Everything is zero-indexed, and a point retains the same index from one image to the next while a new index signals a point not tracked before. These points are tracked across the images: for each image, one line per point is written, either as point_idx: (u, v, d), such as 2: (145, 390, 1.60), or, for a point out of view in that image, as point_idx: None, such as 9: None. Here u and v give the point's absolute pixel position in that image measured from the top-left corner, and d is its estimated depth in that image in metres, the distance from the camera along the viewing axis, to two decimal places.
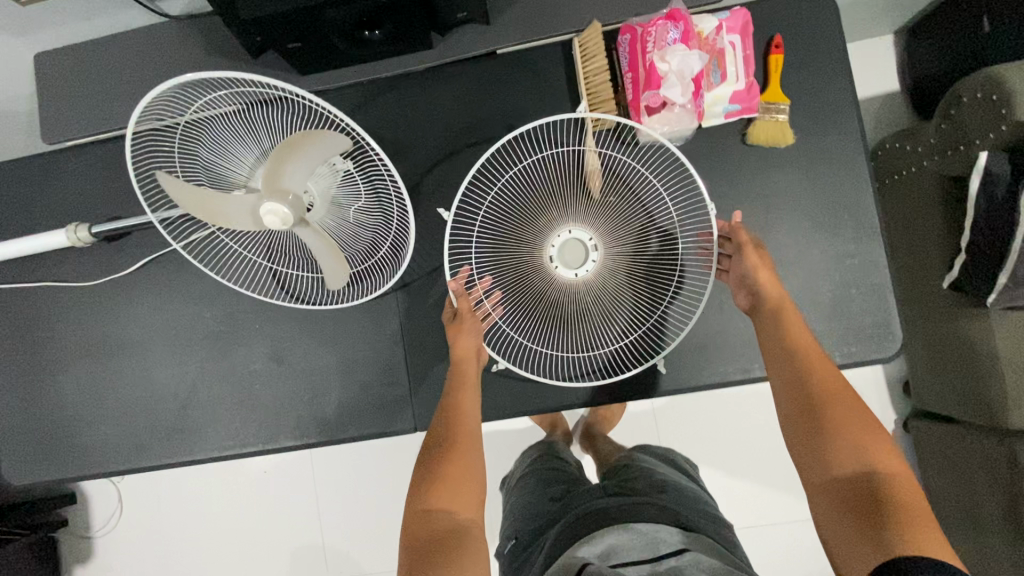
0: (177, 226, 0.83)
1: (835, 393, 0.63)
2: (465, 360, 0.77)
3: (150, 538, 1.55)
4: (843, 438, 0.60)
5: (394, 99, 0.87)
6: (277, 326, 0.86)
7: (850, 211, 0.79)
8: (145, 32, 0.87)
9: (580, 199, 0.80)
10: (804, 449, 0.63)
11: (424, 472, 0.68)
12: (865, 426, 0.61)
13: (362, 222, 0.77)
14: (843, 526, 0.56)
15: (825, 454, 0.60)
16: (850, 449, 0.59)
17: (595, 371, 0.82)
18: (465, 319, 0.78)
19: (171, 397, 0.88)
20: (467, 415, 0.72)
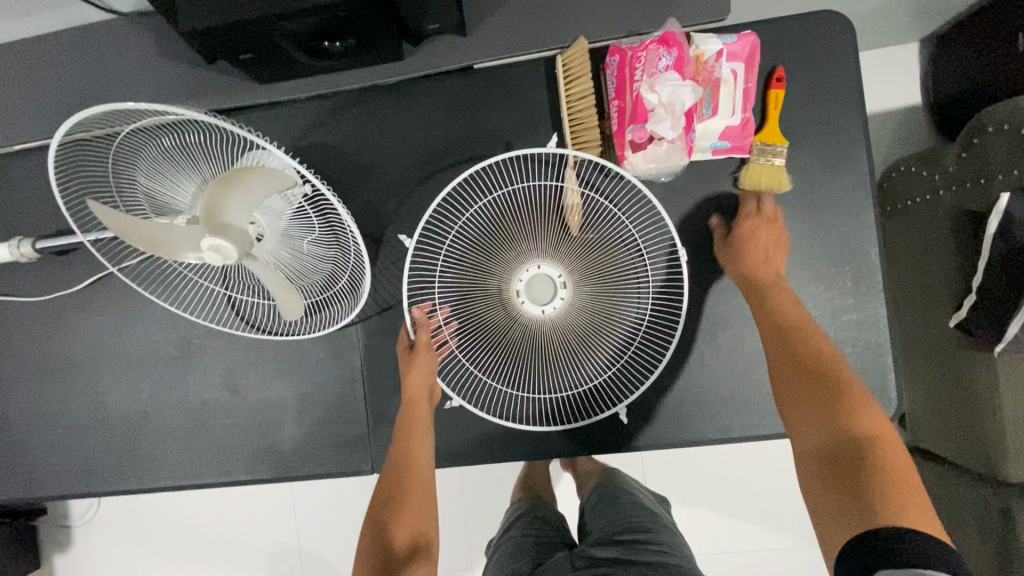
0: (112, 249, 0.77)
1: (828, 370, 0.61)
2: (414, 403, 0.72)
3: (118, 538, 1.36)
4: (833, 407, 0.58)
5: (361, 113, 0.80)
6: (231, 354, 0.81)
7: (851, 261, 0.72)
8: (94, 30, 0.80)
9: (549, 229, 0.73)
10: (794, 420, 0.60)
11: (379, 531, 0.66)
12: (858, 400, 0.58)
13: (316, 252, 0.71)
14: (824, 494, 0.53)
15: (814, 425, 0.58)
16: (833, 422, 0.56)
17: (558, 416, 0.76)
18: (419, 354, 0.73)
19: (121, 422, 0.83)
20: (419, 461, 0.69)
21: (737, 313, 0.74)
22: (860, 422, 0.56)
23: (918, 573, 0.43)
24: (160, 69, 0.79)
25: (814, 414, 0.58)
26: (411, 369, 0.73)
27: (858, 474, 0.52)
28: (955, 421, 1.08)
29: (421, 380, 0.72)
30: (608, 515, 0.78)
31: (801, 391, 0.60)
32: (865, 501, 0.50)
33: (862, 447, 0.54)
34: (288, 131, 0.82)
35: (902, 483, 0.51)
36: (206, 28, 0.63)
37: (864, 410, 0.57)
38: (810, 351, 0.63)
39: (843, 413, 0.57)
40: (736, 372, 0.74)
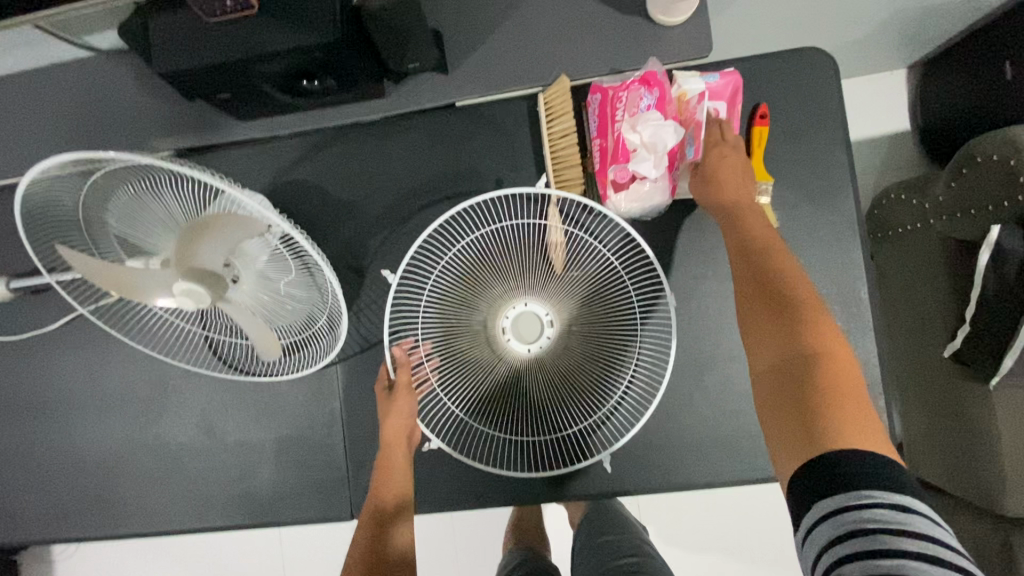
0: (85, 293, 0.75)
1: (789, 285, 0.53)
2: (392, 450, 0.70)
3: None
4: (791, 325, 0.51)
5: (342, 150, 0.79)
6: (208, 396, 0.79)
7: (840, 298, 0.71)
8: (73, 67, 0.80)
9: (535, 268, 0.72)
10: (752, 340, 0.54)
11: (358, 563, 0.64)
12: (820, 314, 0.51)
13: (293, 293, 0.69)
14: (773, 417, 0.49)
15: (770, 343, 0.51)
16: (794, 338, 0.50)
17: (543, 462, 0.73)
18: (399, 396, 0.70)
19: (94, 466, 0.81)
20: (396, 491, 0.69)
21: (724, 353, 0.72)
22: (818, 335, 0.50)
23: (854, 494, 0.40)
24: (139, 106, 0.79)
25: (771, 330, 0.52)
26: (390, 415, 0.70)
27: (809, 399, 0.47)
28: (954, 455, 1.06)
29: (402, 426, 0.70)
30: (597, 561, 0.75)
31: (760, 309, 0.54)
32: (812, 426, 0.45)
33: (816, 367, 0.48)
34: (268, 168, 0.80)
35: (858, 406, 0.46)
36: (180, 70, 0.62)
37: (825, 330, 0.50)
38: (771, 265, 0.56)
39: (800, 330, 0.50)
40: (725, 413, 0.72)
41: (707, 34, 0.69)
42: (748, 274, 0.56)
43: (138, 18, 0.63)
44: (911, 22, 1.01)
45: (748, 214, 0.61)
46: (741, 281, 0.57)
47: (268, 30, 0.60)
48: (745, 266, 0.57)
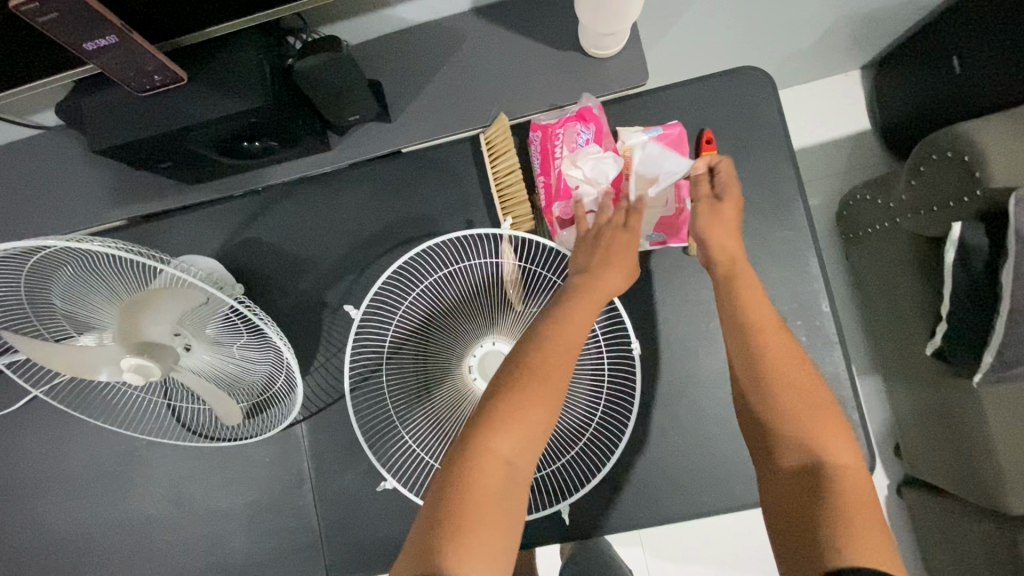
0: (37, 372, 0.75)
1: (795, 397, 0.54)
2: (509, 441, 0.50)
3: None
4: (801, 426, 0.53)
5: (293, 204, 0.79)
6: (174, 466, 0.77)
7: (802, 314, 0.70)
8: (20, 146, 0.80)
9: (496, 306, 0.71)
10: (761, 428, 0.55)
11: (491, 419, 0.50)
12: (830, 417, 0.53)
13: (248, 355, 0.68)
14: (786, 523, 0.49)
15: (785, 442, 0.53)
16: (805, 442, 0.52)
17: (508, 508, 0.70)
18: (547, 384, 0.52)
19: (62, 547, 0.79)
20: (550, 378, 0.52)
21: (691, 379, 0.71)
22: (829, 445, 0.52)
23: None
24: (89, 178, 0.79)
25: (782, 427, 0.54)
26: (530, 402, 0.51)
27: (818, 507, 0.48)
28: (954, 454, 1.03)
29: (543, 422, 0.51)
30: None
31: (768, 420, 0.54)
32: (815, 538, 0.46)
33: (829, 476, 0.49)
34: (219, 229, 0.80)
35: (870, 524, 0.46)
36: (111, 146, 0.62)
37: (834, 432, 0.52)
38: (775, 368, 0.55)
39: (809, 430, 0.52)
40: (699, 441, 0.70)
41: (641, 64, 0.70)
42: (749, 360, 0.57)
43: (72, 98, 0.64)
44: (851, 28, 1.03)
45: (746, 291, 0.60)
46: (740, 361, 0.58)
47: (196, 100, 0.61)
48: (746, 365, 0.57)
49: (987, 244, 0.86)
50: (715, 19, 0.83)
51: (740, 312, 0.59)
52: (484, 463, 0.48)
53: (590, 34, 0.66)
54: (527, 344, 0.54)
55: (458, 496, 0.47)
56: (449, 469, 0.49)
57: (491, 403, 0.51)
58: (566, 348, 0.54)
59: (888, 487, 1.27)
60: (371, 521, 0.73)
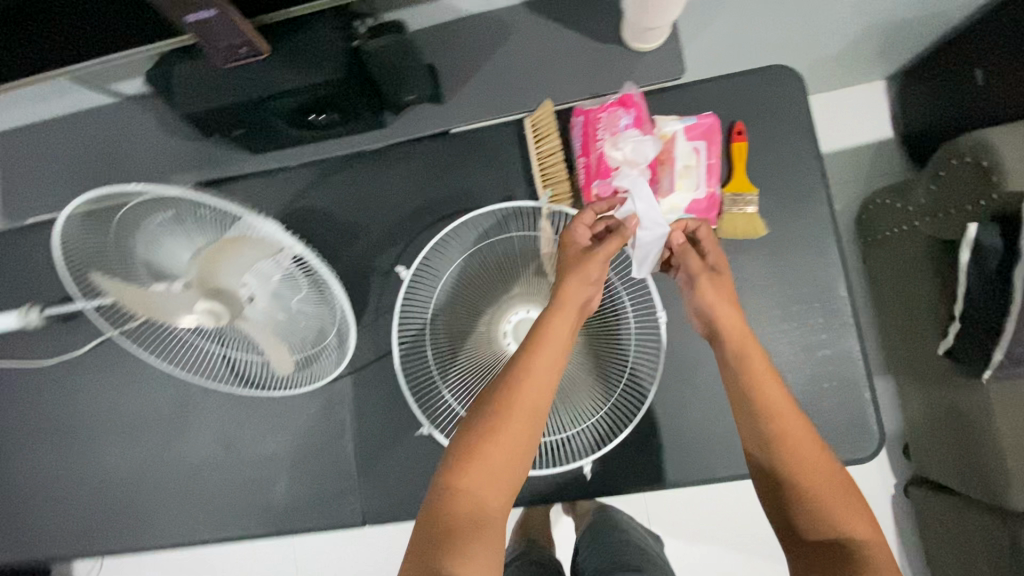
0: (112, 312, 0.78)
1: (816, 479, 0.58)
2: (479, 480, 0.58)
3: None
4: (825, 505, 0.57)
5: (346, 177, 0.85)
6: (225, 412, 0.83)
7: (820, 297, 0.73)
8: (102, 113, 0.88)
9: (531, 277, 0.77)
10: (782, 506, 0.59)
11: (461, 449, 0.59)
12: (848, 490, 0.58)
13: (304, 309, 0.75)
14: None
15: (810, 520, 0.57)
16: (834, 522, 0.56)
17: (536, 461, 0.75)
18: (511, 422, 0.60)
19: (120, 482, 0.85)
20: (517, 410, 0.60)
21: (711, 354, 0.76)
22: (855, 522, 0.56)
23: None
24: (162, 143, 0.86)
25: (805, 506, 0.57)
26: (495, 441, 0.59)
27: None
28: (963, 451, 1.06)
29: (516, 449, 0.59)
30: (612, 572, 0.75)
31: (791, 498, 0.58)
32: None
33: (860, 553, 0.54)
34: (278, 196, 0.86)
35: None
36: (198, 112, 0.70)
37: (857, 509, 0.57)
38: (791, 448, 0.59)
39: (832, 507, 0.57)
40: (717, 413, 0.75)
41: (678, 58, 0.75)
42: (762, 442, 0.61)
43: (161, 68, 0.71)
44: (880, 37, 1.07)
45: (762, 383, 0.62)
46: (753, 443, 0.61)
47: (274, 73, 0.68)
48: (764, 450, 0.60)
49: (1002, 247, 0.88)
50: (748, 20, 0.88)
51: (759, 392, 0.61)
52: (460, 501, 0.57)
53: (632, 29, 0.71)
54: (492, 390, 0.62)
55: (441, 532, 0.55)
56: (433, 503, 0.57)
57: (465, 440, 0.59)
58: (530, 387, 0.61)
59: (896, 487, 1.30)
60: (407, 471, 0.79)
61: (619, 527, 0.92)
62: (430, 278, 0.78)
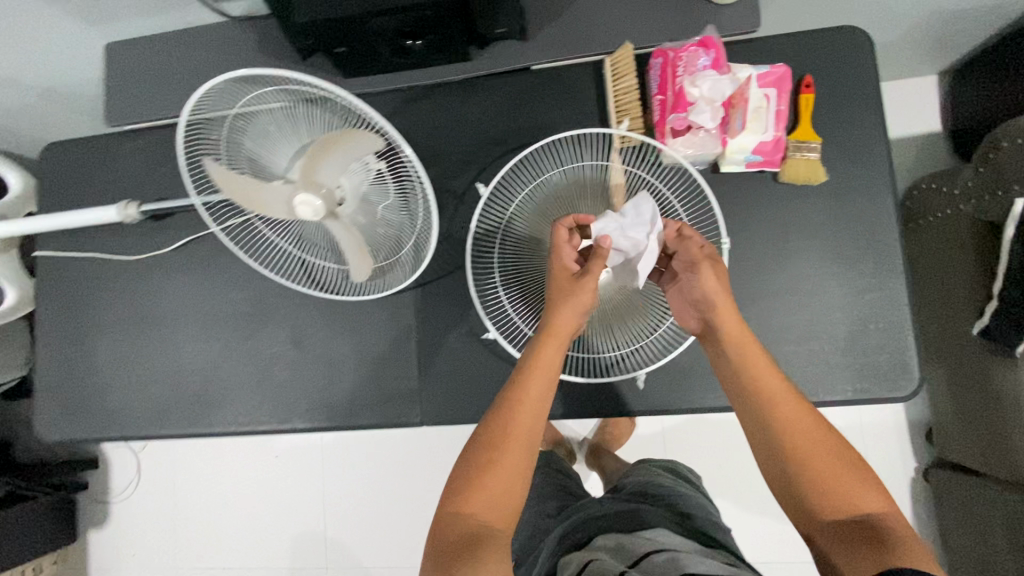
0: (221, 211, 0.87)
1: (818, 463, 0.64)
2: (484, 503, 0.64)
3: (176, 507, 1.57)
4: (836, 490, 0.62)
5: (428, 105, 0.90)
6: (300, 313, 0.90)
7: (873, 244, 0.78)
8: (207, 30, 0.94)
9: (597, 205, 0.81)
10: (792, 498, 0.64)
11: (460, 479, 0.66)
12: (856, 472, 0.63)
13: (387, 217, 0.81)
14: (845, 554, 0.58)
15: (824, 508, 0.62)
16: (848, 502, 0.62)
17: (598, 369, 0.83)
18: (506, 451, 0.66)
19: (195, 371, 0.92)
20: (511, 433, 0.67)
21: (768, 290, 0.78)
22: (866, 502, 0.61)
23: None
24: (260, 61, 0.92)
25: (816, 491, 0.63)
26: (493, 470, 0.65)
27: (869, 535, 0.58)
28: (988, 429, 1.09)
29: (513, 469, 0.66)
30: (681, 511, 0.75)
31: (802, 480, 0.64)
32: (879, 558, 0.55)
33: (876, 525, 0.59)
34: None
35: (914, 548, 0.56)
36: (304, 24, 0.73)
37: (866, 492, 0.62)
38: (790, 433, 0.66)
39: (843, 489, 0.62)
40: (766, 345, 0.78)
41: (757, 11, 0.79)
42: (762, 435, 0.68)
43: None
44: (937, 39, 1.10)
45: (754, 363, 0.69)
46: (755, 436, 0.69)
47: None
48: (766, 442, 0.67)
49: None
50: None
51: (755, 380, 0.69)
52: (469, 522, 0.63)
53: None
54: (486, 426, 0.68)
55: (455, 548, 0.60)
56: (439, 530, 0.63)
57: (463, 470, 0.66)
58: (521, 417, 0.68)
59: (915, 470, 1.33)
60: (466, 378, 0.85)
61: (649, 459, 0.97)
62: (503, 198, 0.83)
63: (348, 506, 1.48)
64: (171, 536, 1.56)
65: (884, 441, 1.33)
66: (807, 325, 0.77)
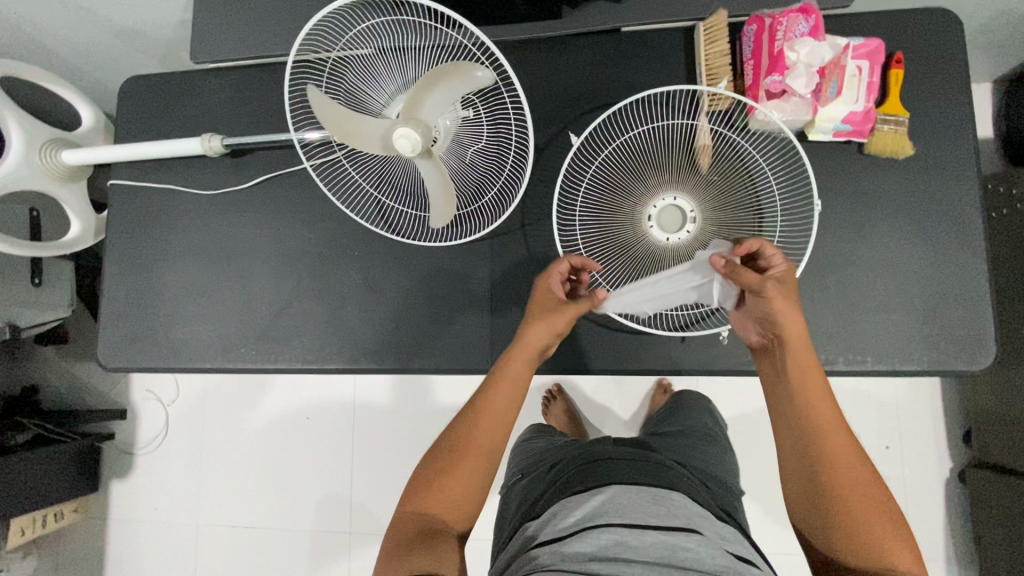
0: (315, 149, 0.90)
1: (857, 509, 0.59)
2: (442, 504, 0.64)
3: (200, 464, 1.55)
4: (868, 539, 0.57)
5: (515, 60, 0.90)
6: (373, 256, 0.90)
7: (955, 220, 0.79)
8: None
9: (682, 165, 0.81)
10: (814, 531, 0.61)
11: (423, 475, 0.66)
12: (896, 527, 0.58)
13: (477, 161, 0.82)
14: None
15: (850, 554, 0.58)
16: (878, 554, 0.57)
17: (679, 324, 0.83)
18: (466, 458, 0.66)
19: (264, 307, 0.93)
20: (479, 435, 0.67)
21: (846, 259, 0.80)
22: (900, 558, 0.57)
23: None
24: None
25: (844, 535, 0.58)
26: (451, 475, 0.65)
27: None
28: None
29: (477, 473, 0.65)
30: (693, 478, 0.70)
31: (835, 519, 0.59)
32: None
33: None
34: None
35: None
36: None
37: (904, 549, 0.57)
38: (837, 464, 0.61)
39: (876, 540, 0.57)
40: (841, 312, 0.79)
41: None
42: (801, 460, 0.63)
43: None
44: (1009, 40, 1.10)
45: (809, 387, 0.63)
46: (793, 462, 0.63)
47: None
48: (806, 469, 0.62)
49: None
50: None
51: (807, 407, 0.63)
52: (426, 522, 0.63)
53: None
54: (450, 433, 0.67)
55: (407, 542, 0.61)
56: (396, 523, 0.64)
57: (426, 466, 0.66)
58: (488, 424, 0.67)
59: (951, 469, 1.30)
60: None
61: (692, 399, 0.96)
62: (588, 154, 0.86)
63: (374, 472, 1.46)
64: (192, 493, 1.55)
65: (919, 442, 1.32)
66: (884, 294, 0.79)
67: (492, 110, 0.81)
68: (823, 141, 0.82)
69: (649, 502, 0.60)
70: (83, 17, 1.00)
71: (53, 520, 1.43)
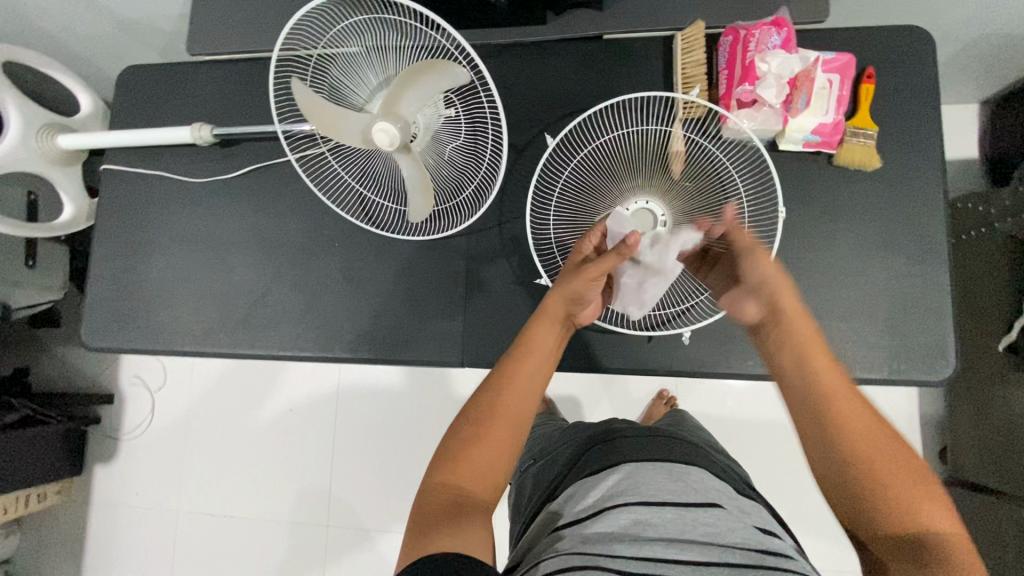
0: (299, 142, 0.92)
1: (876, 462, 0.53)
2: (473, 474, 0.59)
3: (184, 451, 1.56)
4: (892, 495, 0.51)
5: (498, 63, 0.93)
6: (353, 248, 0.93)
7: (920, 232, 0.80)
8: None
9: (655, 169, 0.83)
10: (835, 497, 0.54)
11: (448, 447, 0.61)
12: (921, 481, 0.52)
13: (455, 158, 0.84)
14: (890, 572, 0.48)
15: (876, 513, 0.51)
16: (905, 510, 0.50)
17: (647, 325, 0.85)
18: (497, 423, 0.62)
19: (245, 293, 0.95)
20: (510, 397, 0.63)
21: (812, 267, 0.82)
22: (932, 516, 0.50)
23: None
24: None
25: (867, 493, 0.52)
26: (482, 442, 0.60)
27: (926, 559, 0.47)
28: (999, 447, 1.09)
29: (510, 437, 0.61)
30: (718, 459, 0.71)
31: (852, 476, 0.53)
32: None
33: (936, 546, 0.48)
34: None
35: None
36: None
37: (936, 507, 0.50)
38: (847, 419, 0.56)
39: (901, 496, 0.51)
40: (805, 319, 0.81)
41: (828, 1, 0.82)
42: (812, 417, 0.58)
43: None
44: (989, 61, 1.12)
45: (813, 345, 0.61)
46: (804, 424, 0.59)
47: None
48: (816, 425, 0.57)
49: None
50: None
51: (816, 367, 0.60)
52: (459, 497, 0.57)
53: None
54: (483, 396, 0.63)
55: (439, 516, 0.55)
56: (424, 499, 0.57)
57: (453, 438, 0.61)
58: (515, 387, 0.64)
59: None
60: (510, 325, 0.88)
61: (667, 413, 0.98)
62: (564, 156, 0.88)
63: (354, 466, 1.47)
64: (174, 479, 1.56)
65: None
66: (848, 303, 0.80)
67: (470, 109, 0.83)
68: (794, 151, 0.83)
69: (664, 479, 0.60)
70: (85, 8, 1.04)
71: (36, 502, 1.46)
